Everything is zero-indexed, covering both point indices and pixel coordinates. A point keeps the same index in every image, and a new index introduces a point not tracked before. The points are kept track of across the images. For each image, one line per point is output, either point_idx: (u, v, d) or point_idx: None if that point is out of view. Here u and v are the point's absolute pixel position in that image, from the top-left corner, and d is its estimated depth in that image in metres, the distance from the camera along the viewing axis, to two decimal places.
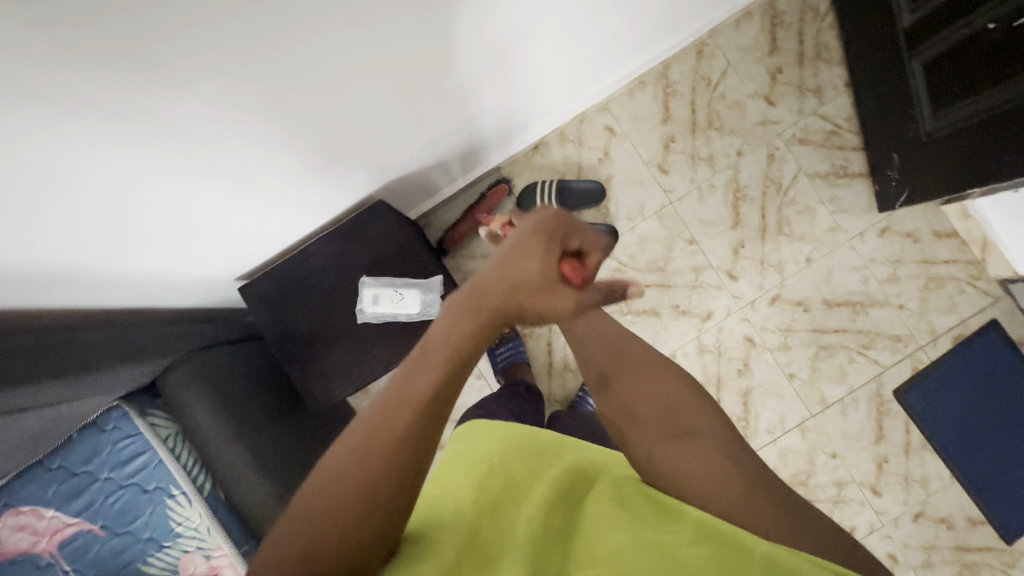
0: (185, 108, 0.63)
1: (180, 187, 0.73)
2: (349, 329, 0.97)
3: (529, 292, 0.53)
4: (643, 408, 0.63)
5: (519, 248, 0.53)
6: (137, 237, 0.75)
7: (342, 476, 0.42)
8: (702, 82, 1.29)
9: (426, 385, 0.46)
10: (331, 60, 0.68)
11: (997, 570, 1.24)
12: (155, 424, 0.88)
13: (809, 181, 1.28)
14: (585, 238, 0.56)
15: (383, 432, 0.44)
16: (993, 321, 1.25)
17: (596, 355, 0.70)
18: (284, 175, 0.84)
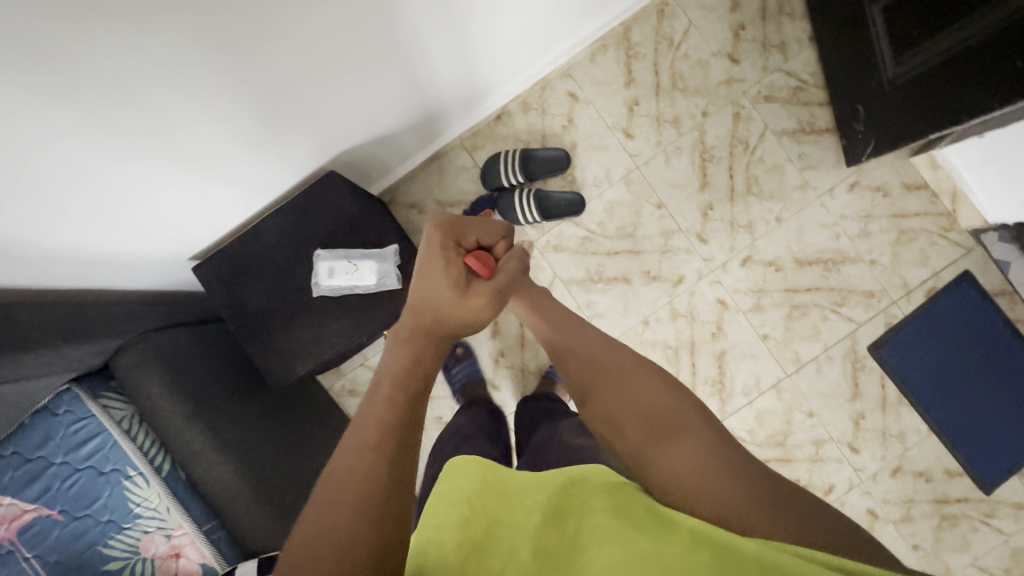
0: (155, 88, 0.65)
1: (143, 170, 0.74)
2: (306, 305, 0.97)
3: (452, 293, 0.61)
4: (620, 413, 0.61)
5: (426, 265, 0.62)
6: (101, 218, 0.76)
7: (314, 531, 0.41)
8: (665, 42, 1.27)
9: (382, 416, 0.49)
10: (266, 18, 0.65)
11: (976, 520, 1.25)
12: (109, 406, 0.87)
13: (775, 139, 1.26)
14: (475, 234, 0.68)
15: (350, 473, 0.44)
16: (965, 273, 1.24)
17: (577, 365, 0.70)
18: (236, 159, 0.84)
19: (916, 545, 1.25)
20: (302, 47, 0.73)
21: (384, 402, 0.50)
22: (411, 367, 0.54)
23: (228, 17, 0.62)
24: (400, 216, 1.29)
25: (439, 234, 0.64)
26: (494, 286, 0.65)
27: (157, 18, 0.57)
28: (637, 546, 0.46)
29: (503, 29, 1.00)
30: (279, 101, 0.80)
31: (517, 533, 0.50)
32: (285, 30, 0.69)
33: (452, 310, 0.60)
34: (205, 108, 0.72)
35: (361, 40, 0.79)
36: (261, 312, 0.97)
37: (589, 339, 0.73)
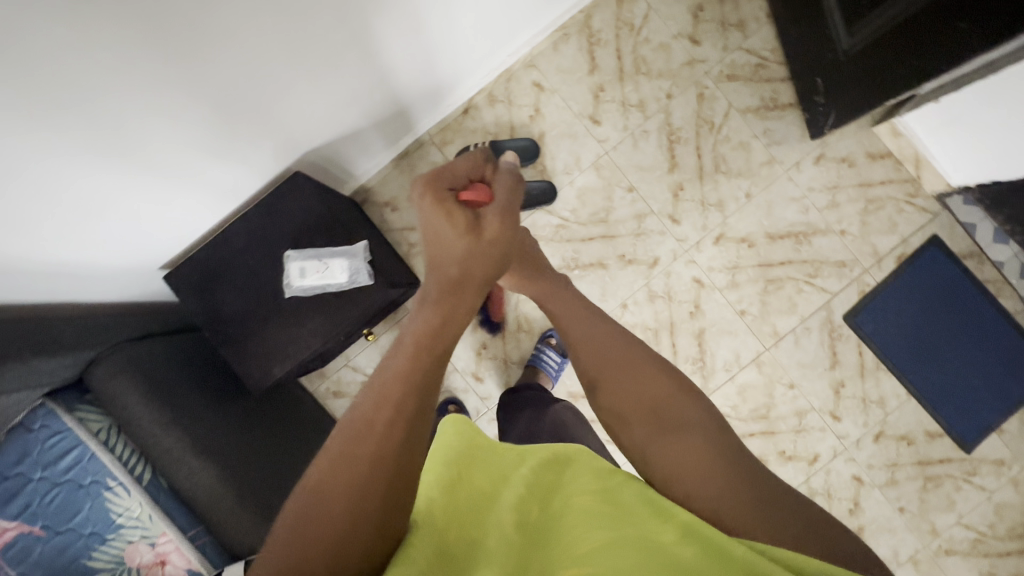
0: (113, 95, 0.66)
1: (104, 177, 0.74)
2: (279, 306, 0.98)
3: (466, 239, 0.58)
4: (630, 408, 0.62)
5: (430, 219, 0.59)
6: (69, 229, 0.76)
7: (325, 487, 0.45)
8: (626, 28, 1.28)
9: (400, 381, 0.49)
10: (213, 20, 0.66)
11: (959, 479, 1.27)
12: (86, 420, 0.87)
13: (740, 117, 1.28)
14: (463, 169, 0.65)
15: (363, 436, 0.46)
16: (933, 237, 1.26)
17: (586, 356, 0.68)
18: (198, 162, 0.84)
19: (901, 507, 1.27)
20: (257, 47, 0.73)
21: (403, 364, 0.50)
22: (435, 329, 0.54)
23: (174, 15, 0.62)
24: (374, 215, 1.30)
25: (431, 181, 0.60)
26: (500, 208, 0.62)
27: (97, 19, 0.57)
28: (624, 529, 0.46)
29: (462, 22, 1.01)
30: (239, 103, 0.80)
31: (499, 497, 0.53)
32: (235, 29, 0.69)
33: (473, 250, 0.59)
34: (171, 112, 0.73)
35: (315, 38, 0.79)
36: (236, 317, 0.97)
37: (601, 329, 0.70)
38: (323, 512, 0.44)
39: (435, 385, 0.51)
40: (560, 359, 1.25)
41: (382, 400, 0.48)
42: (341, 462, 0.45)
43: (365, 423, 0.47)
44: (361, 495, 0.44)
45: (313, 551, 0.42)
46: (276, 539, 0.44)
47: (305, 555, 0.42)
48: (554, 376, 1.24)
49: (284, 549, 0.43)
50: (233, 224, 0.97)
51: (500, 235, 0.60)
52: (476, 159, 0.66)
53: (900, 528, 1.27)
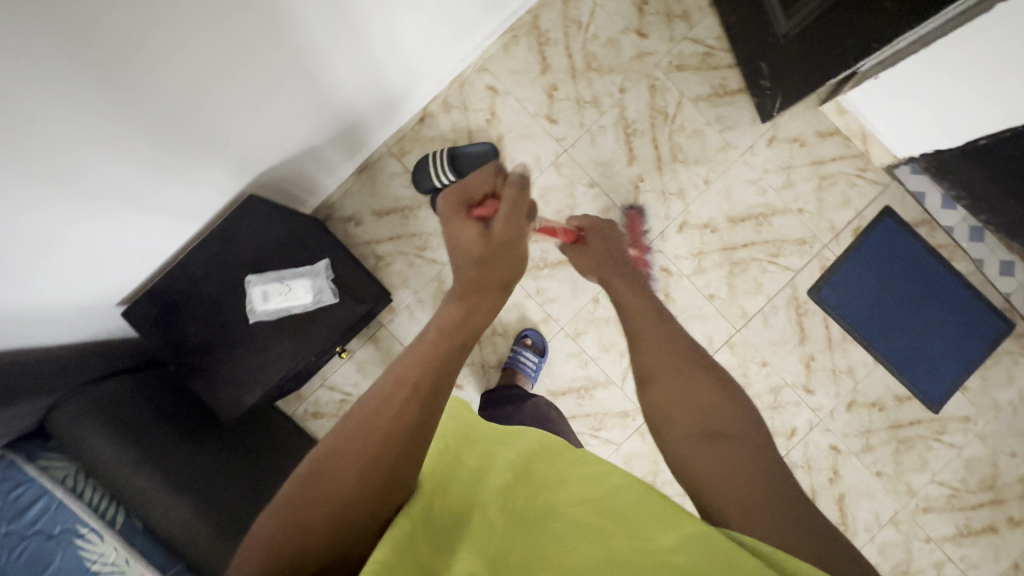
0: (59, 143, 0.64)
1: (54, 218, 0.70)
2: (244, 332, 0.96)
3: (476, 244, 0.65)
4: (682, 409, 0.61)
5: (449, 232, 0.68)
6: (26, 282, 0.73)
7: (340, 454, 0.49)
8: (574, 26, 1.30)
9: (419, 363, 0.55)
10: (154, 48, 0.64)
11: (930, 439, 1.31)
12: (49, 467, 0.84)
13: (693, 105, 1.30)
14: (477, 184, 0.71)
15: (381, 410, 0.51)
16: (886, 208, 1.31)
17: (650, 353, 0.67)
18: (148, 187, 0.80)
19: (878, 471, 1.31)
20: (201, 73, 0.73)
21: (425, 350, 0.57)
22: (458, 320, 0.61)
23: (107, 51, 0.60)
24: (339, 231, 1.28)
25: (446, 199, 0.69)
26: (510, 216, 0.67)
27: (27, 66, 0.55)
28: (616, 548, 0.44)
29: (406, 33, 1.01)
30: (190, 131, 0.79)
31: (484, 477, 0.57)
32: (175, 58, 0.68)
33: (485, 255, 0.65)
34: (126, 151, 0.72)
35: (257, 58, 0.78)
36: (201, 347, 0.95)
37: (665, 334, 0.69)
38: (336, 473, 0.48)
39: (452, 370, 0.56)
40: (538, 358, 1.26)
41: (403, 381, 0.54)
42: (357, 431, 0.50)
43: (383, 400, 0.52)
44: (370, 465, 0.48)
45: (319, 509, 0.46)
46: (287, 494, 0.48)
47: (313, 513, 0.46)
48: (533, 376, 1.25)
49: (294, 506, 0.47)
50: (191, 254, 0.95)
51: (510, 237, 0.67)
52: (491, 168, 0.72)
53: (879, 491, 1.31)
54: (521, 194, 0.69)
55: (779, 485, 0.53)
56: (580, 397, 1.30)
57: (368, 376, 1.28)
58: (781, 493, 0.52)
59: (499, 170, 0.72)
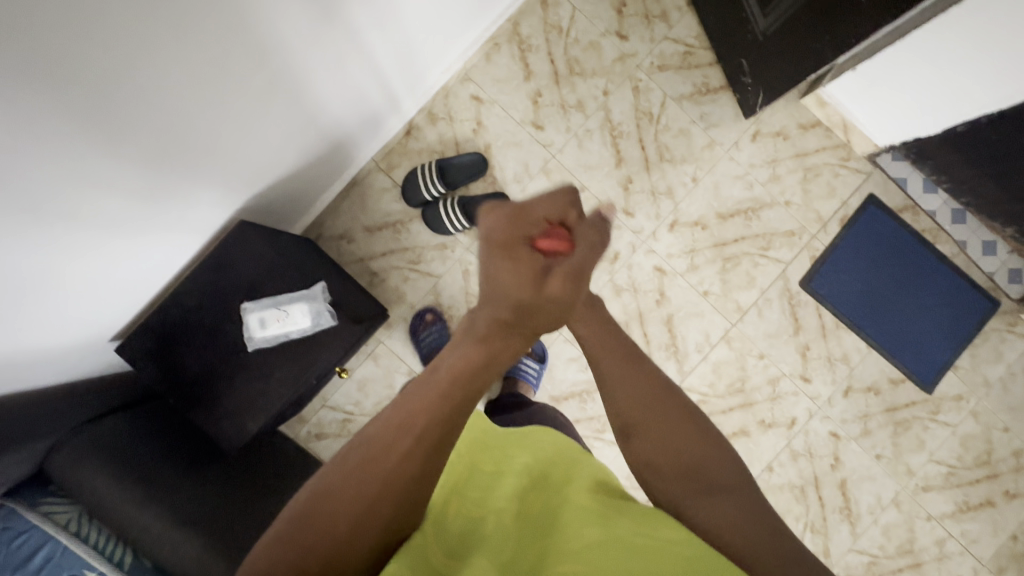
0: (48, 183, 0.62)
1: (44, 260, 0.68)
2: (243, 361, 0.95)
3: (523, 288, 0.54)
4: (662, 456, 0.58)
5: (494, 259, 0.56)
6: (19, 324, 0.71)
7: (337, 495, 0.47)
8: (554, 31, 1.30)
9: (431, 407, 0.51)
10: (137, 82, 0.64)
11: (925, 420, 1.34)
12: (52, 512, 0.82)
13: (676, 105, 1.31)
14: (543, 211, 0.58)
15: (386, 454, 0.49)
16: (870, 196, 1.33)
17: (628, 400, 0.61)
18: (137, 218, 0.78)
19: (878, 455, 1.34)
20: (187, 98, 0.71)
21: (432, 397, 0.51)
22: (477, 369, 0.53)
23: (95, 84, 0.59)
24: (330, 249, 1.27)
25: (502, 225, 0.56)
26: (573, 264, 0.56)
27: (17, 104, 0.54)
28: (621, 531, 0.48)
29: (388, 49, 1.01)
30: (178, 157, 0.77)
31: (497, 484, 0.59)
32: (160, 84, 0.66)
33: (532, 306, 0.55)
34: (115, 186, 0.71)
35: (242, 79, 0.77)
36: (200, 377, 0.94)
37: (640, 377, 0.63)
38: (331, 521, 0.46)
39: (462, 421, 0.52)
40: (538, 365, 1.26)
41: (406, 428, 0.50)
42: (355, 478, 0.48)
43: (383, 447, 0.49)
44: (369, 512, 0.47)
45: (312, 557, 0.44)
46: (273, 535, 0.46)
47: (301, 560, 0.44)
48: (534, 383, 1.25)
49: (285, 547, 0.44)
50: (185, 283, 0.93)
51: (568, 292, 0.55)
52: (563, 194, 0.59)
53: (880, 474, 1.34)
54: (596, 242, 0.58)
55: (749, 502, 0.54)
56: (582, 401, 1.30)
57: (369, 393, 1.27)
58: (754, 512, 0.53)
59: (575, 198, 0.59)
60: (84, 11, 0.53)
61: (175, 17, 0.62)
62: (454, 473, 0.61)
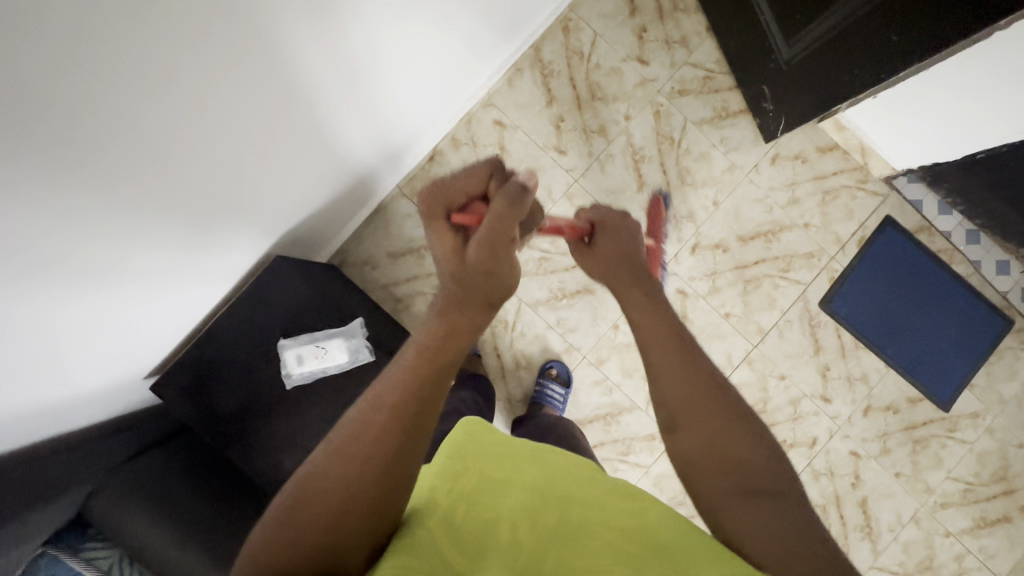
0: (70, 246, 0.57)
1: (93, 313, 0.68)
2: (278, 397, 0.95)
3: (445, 270, 0.58)
4: (699, 456, 0.59)
5: (426, 242, 0.61)
6: (63, 375, 0.71)
7: (321, 479, 0.50)
8: (576, 56, 1.31)
9: (398, 387, 0.53)
10: (186, 141, 0.63)
11: (943, 437, 1.36)
12: (93, 558, 0.83)
13: (697, 128, 1.32)
14: (461, 183, 0.60)
15: (359, 437, 0.51)
16: (887, 218, 1.35)
17: (672, 397, 0.62)
18: (178, 263, 0.77)
19: (897, 473, 1.36)
20: (221, 145, 0.69)
21: (403, 374, 0.54)
22: (438, 345, 0.56)
23: (114, 138, 0.53)
24: (354, 275, 1.27)
25: (425, 202, 0.59)
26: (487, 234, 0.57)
27: (84, 181, 0.53)
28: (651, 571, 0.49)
29: (413, 85, 1.01)
30: (221, 205, 0.78)
31: (509, 491, 0.59)
32: (207, 141, 0.66)
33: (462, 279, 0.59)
34: (137, 231, 0.65)
35: (260, 105, 0.71)
36: (237, 415, 0.93)
37: (687, 371, 0.64)
38: (318, 501, 0.49)
39: (428, 396, 0.54)
40: (564, 390, 1.26)
41: (379, 406, 0.53)
42: (335, 460, 0.51)
43: (359, 428, 0.52)
44: (349, 492, 0.49)
45: (306, 533, 0.48)
46: (270, 515, 0.50)
47: (295, 539, 0.48)
48: (561, 408, 1.25)
49: (281, 529, 0.48)
50: (220, 320, 0.92)
51: (483, 260, 0.58)
52: (487, 162, 0.61)
53: (899, 492, 1.36)
54: (508, 207, 0.57)
55: (790, 513, 0.53)
56: (607, 424, 1.31)
57: None
58: (794, 522, 0.53)
59: (490, 172, 0.60)
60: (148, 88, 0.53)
61: (218, 80, 0.61)
62: (463, 475, 0.62)
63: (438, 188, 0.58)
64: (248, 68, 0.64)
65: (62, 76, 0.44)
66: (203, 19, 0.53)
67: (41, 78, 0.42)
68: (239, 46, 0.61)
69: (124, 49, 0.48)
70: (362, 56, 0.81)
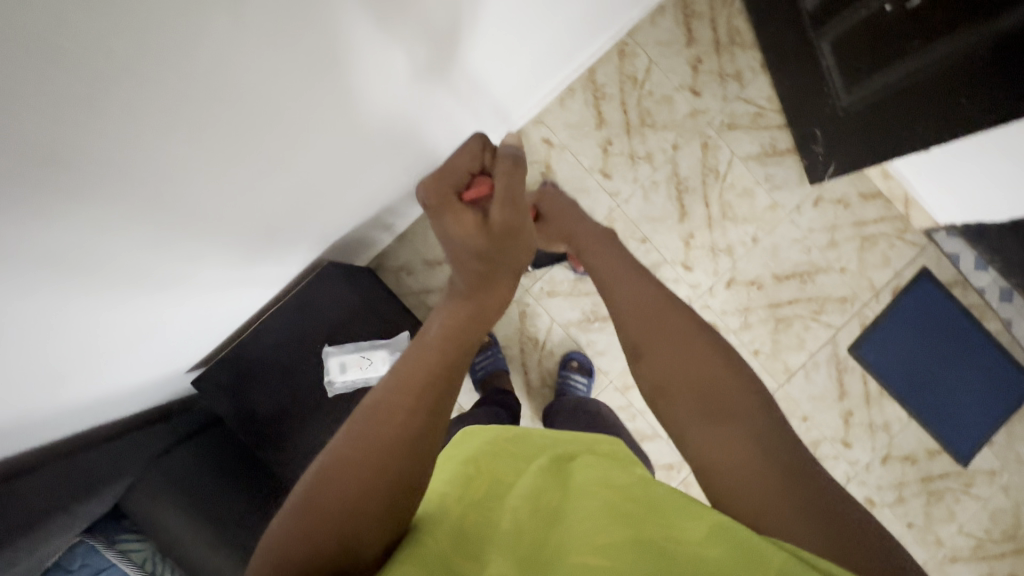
0: (138, 257, 0.58)
1: (150, 315, 0.69)
2: (316, 404, 0.97)
3: (475, 238, 0.60)
4: (673, 383, 0.59)
5: (440, 223, 0.62)
6: (117, 370, 0.72)
7: (346, 461, 0.44)
8: (629, 81, 1.31)
9: (426, 368, 0.50)
10: (269, 164, 0.65)
11: (958, 491, 1.36)
12: (128, 551, 0.85)
13: (743, 164, 1.33)
14: (462, 167, 0.67)
15: (386, 417, 0.46)
16: (923, 269, 1.35)
17: (631, 323, 0.66)
18: (240, 265, 0.79)
19: (909, 523, 1.36)
20: (298, 169, 0.71)
21: (427, 354, 0.51)
22: (464, 323, 0.56)
23: (207, 160, 0.55)
24: (390, 281, 1.28)
25: (434, 187, 0.63)
26: (502, 193, 0.62)
27: (176, 195, 0.56)
28: (645, 534, 0.42)
29: (484, 99, 1.01)
30: (286, 219, 0.79)
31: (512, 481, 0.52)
32: (289, 162, 0.68)
33: (491, 250, 0.60)
34: (173, 238, 0.61)
35: (331, 119, 0.66)
36: (273, 417, 0.95)
37: (641, 298, 0.67)
38: (340, 485, 0.43)
39: (455, 377, 0.51)
40: (587, 379, 1.25)
41: (406, 387, 0.48)
42: (359, 442, 0.45)
43: (385, 409, 0.47)
44: (375, 475, 0.43)
45: (323, 521, 0.41)
46: (288, 510, 0.42)
47: (316, 527, 0.40)
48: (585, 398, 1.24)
49: (301, 519, 0.41)
50: (267, 322, 0.95)
51: (507, 222, 0.61)
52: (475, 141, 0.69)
53: (910, 542, 1.36)
54: (514, 164, 0.66)
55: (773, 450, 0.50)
56: None
57: None
58: (777, 460, 0.49)
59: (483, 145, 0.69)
60: (238, 120, 0.54)
61: (311, 115, 0.63)
62: (460, 468, 0.55)
63: (440, 170, 0.65)
64: (345, 99, 0.65)
65: (151, 109, 0.44)
66: (307, 65, 0.55)
67: (144, 108, 0.44)
68: (334, 83, 0.61)
69: (226, 84, 0.49)
70: (419, 65, 0.71)
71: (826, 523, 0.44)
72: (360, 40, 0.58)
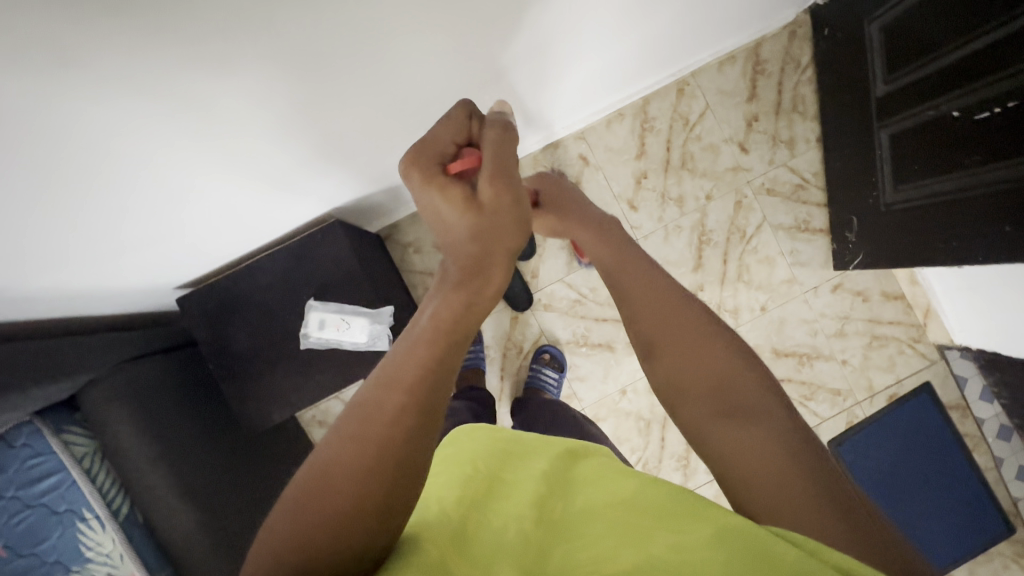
0: (152, 141, 0.57)
1: (142, 222, 0.69)
2: (289, 352, 0.98)
3: (463, 217, 0.54)
4: (691, 381, 0.57)
5: (427, 204, 0.57)
6: (110, 272, 0.76)
7: (334, 462, 0.40)
8: (680, 121, 1.29)
9: (415, 365, 0.44)
10: (294, 116, 0.65)
11: None
12: (71, 442, 0.87)
13: (772, 232, 1.31)
14: (448, 135, 0.59)
15: (374, 418, 0.42)
16: (925, 383, 1.31)
17: (642, 316, 0.63)
18: (260, 190, 0.79)
19: None
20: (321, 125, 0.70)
21: (414, 349, 0.46)
22: (457, 311, 0.50)
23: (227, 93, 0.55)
24: (396, 254, 1.28)
25: (418, 166, 0.56)
26: (491, 165, 0.55)
27: (182, 117, 0.55)
28: (651, 547, 0.40)
29: (531, 104, 1.01)
30: (303, 168, 0.80)
31: (516, 489, 0.51)
32: (314, 117, 0.68)
33: (484, 228, 0.55)
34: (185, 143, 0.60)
35: (366, 88, 0.67)
36: (244, 354, 0.97)
37: (657, 291, 0.64)
38: (329, 486, 0.39)
39: (448, 367, 0.46)
40: (558, 376, 1.25)
41: (396, 382, 0.43)
42: (348, 443, 0.41)
43: (374, 405, 0.42)
44: (365, 477, 0.39)
45: (316, 527, 0.38)
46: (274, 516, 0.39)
47: (310, 534, 0.37)
48: (553, 393, 1.25)
49: (290, 527, 0.38)
50: (262, 262, 0.97)
51: (500, 194, 0.55)
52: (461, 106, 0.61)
53: None
54: (503, 132, 0.58)
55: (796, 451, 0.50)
56: None
57: None
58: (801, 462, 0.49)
59: (471, 112, 0.61)
60: (268, 65, 0.54)
61: (339, 82, 0.63)
62: (462, 472, 0.53)
63: (418, 146, 0.58)
64: (382, 71, 0.65)
65: (168, 30, 0.44)
66: (343, 34, 0.54)
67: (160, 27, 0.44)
68: (372, 56, 0.61)
69: (257, 29, 0.49)
70: (463, 54, 0.69)
71: (845, 524, 0.44)
72: (402, 16, 0.56)
